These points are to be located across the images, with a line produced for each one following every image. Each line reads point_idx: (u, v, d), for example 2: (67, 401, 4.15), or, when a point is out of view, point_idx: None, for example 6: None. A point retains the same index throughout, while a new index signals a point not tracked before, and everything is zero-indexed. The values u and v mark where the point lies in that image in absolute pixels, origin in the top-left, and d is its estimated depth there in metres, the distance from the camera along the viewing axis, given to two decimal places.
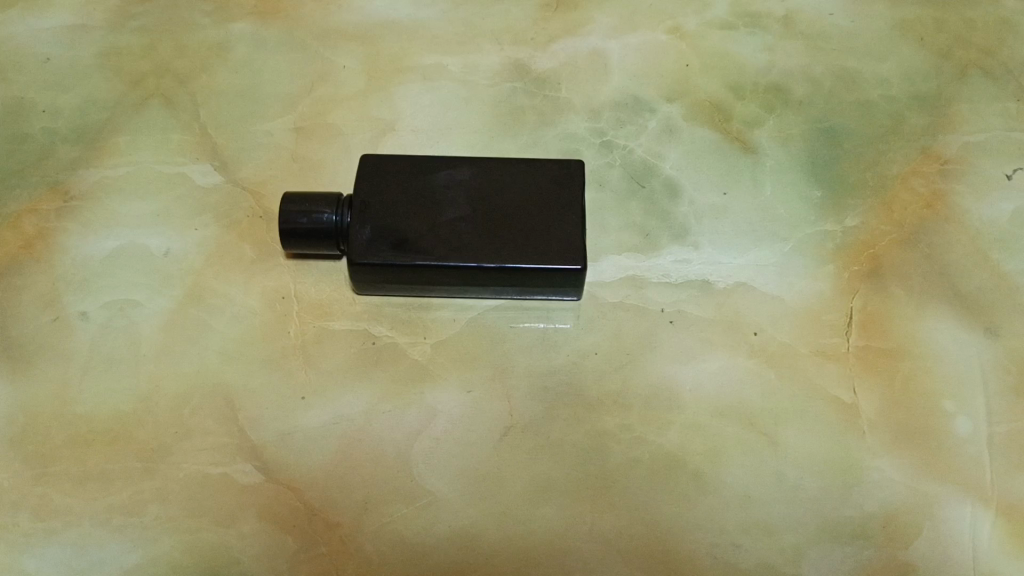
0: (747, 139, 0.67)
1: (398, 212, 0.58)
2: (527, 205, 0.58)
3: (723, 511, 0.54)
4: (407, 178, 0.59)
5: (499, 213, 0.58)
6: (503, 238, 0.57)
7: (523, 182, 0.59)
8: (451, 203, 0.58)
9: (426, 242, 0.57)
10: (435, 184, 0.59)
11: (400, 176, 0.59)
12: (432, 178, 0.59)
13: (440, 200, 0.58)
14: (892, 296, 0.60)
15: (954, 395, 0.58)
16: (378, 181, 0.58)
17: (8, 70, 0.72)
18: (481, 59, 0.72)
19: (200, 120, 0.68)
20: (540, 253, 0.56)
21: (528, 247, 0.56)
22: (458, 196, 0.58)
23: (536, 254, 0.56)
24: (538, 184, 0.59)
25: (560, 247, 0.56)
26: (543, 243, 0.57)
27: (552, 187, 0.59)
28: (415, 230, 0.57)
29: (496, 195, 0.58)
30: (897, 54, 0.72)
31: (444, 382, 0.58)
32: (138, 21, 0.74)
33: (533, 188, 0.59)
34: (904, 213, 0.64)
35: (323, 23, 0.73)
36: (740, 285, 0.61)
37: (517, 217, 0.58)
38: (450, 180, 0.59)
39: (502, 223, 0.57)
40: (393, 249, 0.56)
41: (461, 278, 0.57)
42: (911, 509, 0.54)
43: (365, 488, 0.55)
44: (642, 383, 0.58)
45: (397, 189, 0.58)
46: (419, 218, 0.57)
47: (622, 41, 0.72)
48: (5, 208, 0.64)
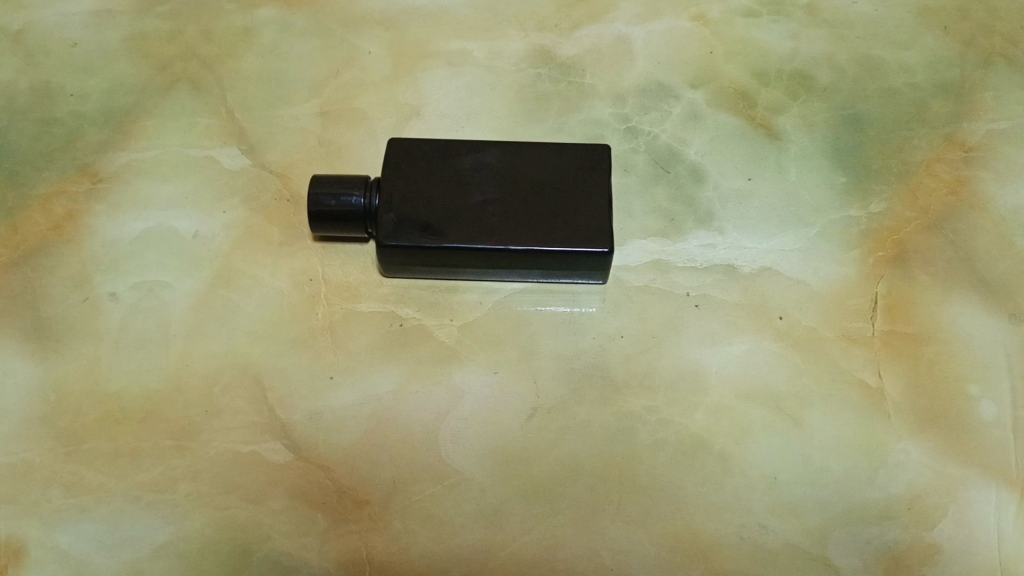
0: (771, 125, 0.68)
1: (427, 195, 0.58)
2: (554, 188, 0.58)
3: (749, 491, 0.54)
4: (435, 161, 0.59)
5: (527, 196, 0.58)
6: (531, 220, 0.57)
7: (551, 166, 0.59)
8: (479, 186, 0.58)
9: (454, 224, 0.57)
10: (462, 168, 0.59)
11: (428, 159, 0.59)
12: (460, 161, 0.59)
13: (469, 183, 0.58)
14: (916, 281, 0.61)
15: (978, 379, 0.58)
16: (407, 164, 0.59)
17: (36, 54, 0.72)
18: (505, 45, 0.72)
19: (227, 104, 0.69)
20: (568, 236, 0.56)
21: (556, 230, 0.57)
22: (486, 179, 0.59)
23: (564, 237, 0.56)
24: (565, 167, 0.59)
25: (588, 230, 0.57)
26: (571, 226, 0.57)
27: (580, 171, 0.59)
28: (443, 212, 0.57)
29: (523, 178, 0.59)
30: (921, 42, 0.72)
31: (471, 363, 0.58)
32: (165, 7, 0.74)
33: (561, 171, 0.59)
34: (928, 199, 0.64)
35: (348, 8, 0.74)
36: (764, 270, 0.61)
37: (545, 200, 0.58)
38: (478, 163, 0.59)
39: (530, 206, 0.58)
40: (421, 230, 0.57)
41: (489, 261, 0.58)
42: (936, 492, 0.55)
43: (394, 467, 0.55)
44: (667, 366, 0.58)
45: (425, 172, 0.59)
46: (447, 201, 0.58)
47: (646, 28, 0.73)
48: (34, 189, 0.65)
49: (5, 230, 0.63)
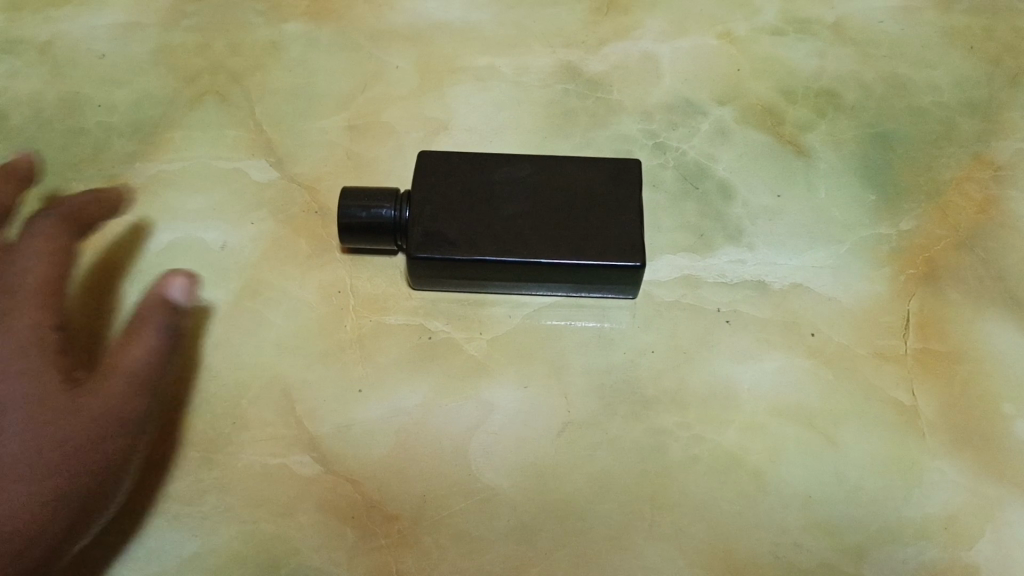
0: (799, 142, 0.68)
1: (458, 207, 0.58)
2: (585, 202, 0.58)
3: (784, 510, 0.54)
4: (466, 173, 0.59)
5: (559, 209, 0.58)
6: (564, 233, 0.57)
7: (582, 179, 0.59)
8: (509, 199, 0.58)
9: (486, 237, 0.57)
10: (493, 181, 0.59)
11: (459, 172, 0.59)
12: (491, 174, 0.59)
13: (499, 196, 0.58)
14: (948, 298, 0.60)
15: (1013, 398, 0.57)
16: (437, 176, 0.59)
17: (64, 65, 0.72)
18: (533, 60, 0.72)
19: (255, 117, 0.69)
20: (602, 249, 0.56)
21: (589, 243, 0.56)
22: (517, 192, 0.58)
23: (598, 251, 0.56)
24: (597, 181, 0.59)
25: (620, 244, 0.56)
26: (605, 240, 0.56)
27: (610, 184, 0.59)
28: (475, 225, 0.57)
29: (555, 191, 0.58)
30: (947, 61, 0.72)
31: (501, 378, 0.58)
32: (192, 20, 0.75)
33: (591, 184, 0.59)
34: (958, 217, 0.64)
35: (376, 23, 0.74)
36: (795, 286, 0.61)
37: (577, 214, 0.58)
38: (508, 176, 0.59)
39: (563, 219, 0.57)
40: (453, 243, 0.56)
41: (520, 275, 0.57)
42: (973, 512, 0.54)
43: (424, 481, 0.54)
44: (700, 382, 0.58)
45: (456, 185, 0.58)
46: (477, 215, 0.57)
47: (673, 45, 0.73)
48: (62, 200, 0.65)
49: None
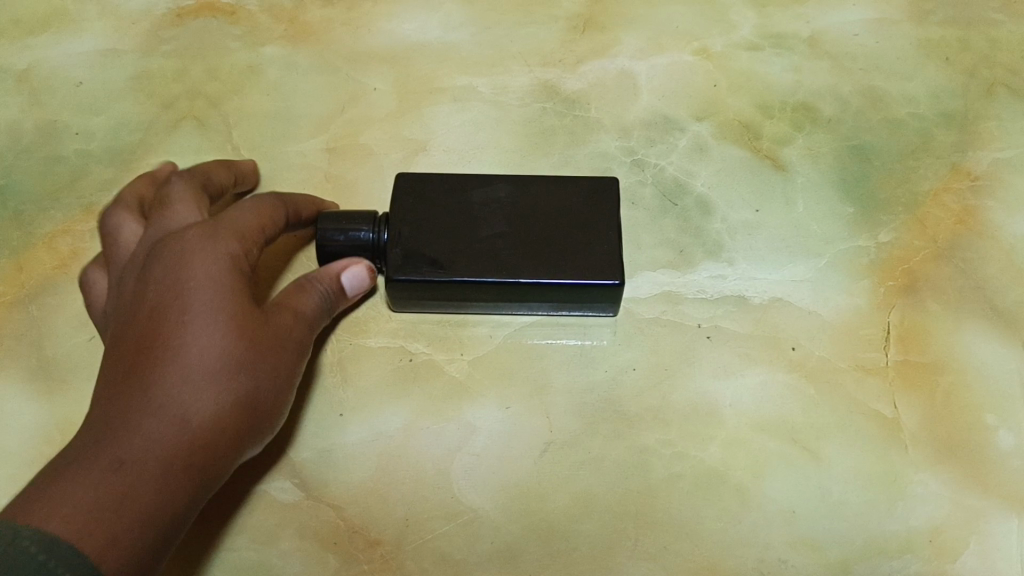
0: (777, 157, 0.68)
1: (436, 228, 0.58)
2: (565, 221, 0.58)
3: (768, 526, 0.54)
4: (445, 195, 0.59)
5: (537, 229, 0.58)
6: (542, 253, 0.57)
7: (561, 200, 0.59)
8: (489, 220, 0.58)
9: (464, 257, 0.57)
10: (472, 203, 0.59)
11: (437, 195, 0.59)
12: (469, 196, 0.59)
13: (479, 217, 0.58)
14: (928, 310, 0.61)
15: (995, 409, 0.57)
16: (415, 200, 0.59)
17: (41, 93, 0.72)
18: (511, 80, 0.72)
19: (233, 141, 0.69)
20: (580, 268, 0.56)
21: (569, 262, 0.56)
22: (496, 213, 0.58)
23: (575, 270, 0.56)
24: (576, 201, 0.59)
25: (600, 262, 0.56)
26: (583, 259, 0.56)
27: (590, 203, 0.59)
28: (453, 246, 0.57)
29: (533, 212, 0.58)
30: (923, 73, 0.73)
31: (483, 398, 0.58)
32: (170, 45, 0.75)
33: (571, 203, 0.59)
34: (937, 228, 0.64)
35: (353, 46, 0.74)
36: (776, 300, 0.61)
37: (555, 234, 0.57)
38: (487, 197, 0.59)
39: (540, 240, 0.57)
40: (432, 265, 0.56)
41: (500, 295, 0.57)
42: (958, 524, 0.54)
43: (406, 505, 0.54)
44: (681, 399, 0.58)
45: (435, 208, 0.58)
46: (457, 237, 0.57)
47: (649, 62, 0.73)
48: (40, 228, 0.65)
49: (10, 269, 0.63)
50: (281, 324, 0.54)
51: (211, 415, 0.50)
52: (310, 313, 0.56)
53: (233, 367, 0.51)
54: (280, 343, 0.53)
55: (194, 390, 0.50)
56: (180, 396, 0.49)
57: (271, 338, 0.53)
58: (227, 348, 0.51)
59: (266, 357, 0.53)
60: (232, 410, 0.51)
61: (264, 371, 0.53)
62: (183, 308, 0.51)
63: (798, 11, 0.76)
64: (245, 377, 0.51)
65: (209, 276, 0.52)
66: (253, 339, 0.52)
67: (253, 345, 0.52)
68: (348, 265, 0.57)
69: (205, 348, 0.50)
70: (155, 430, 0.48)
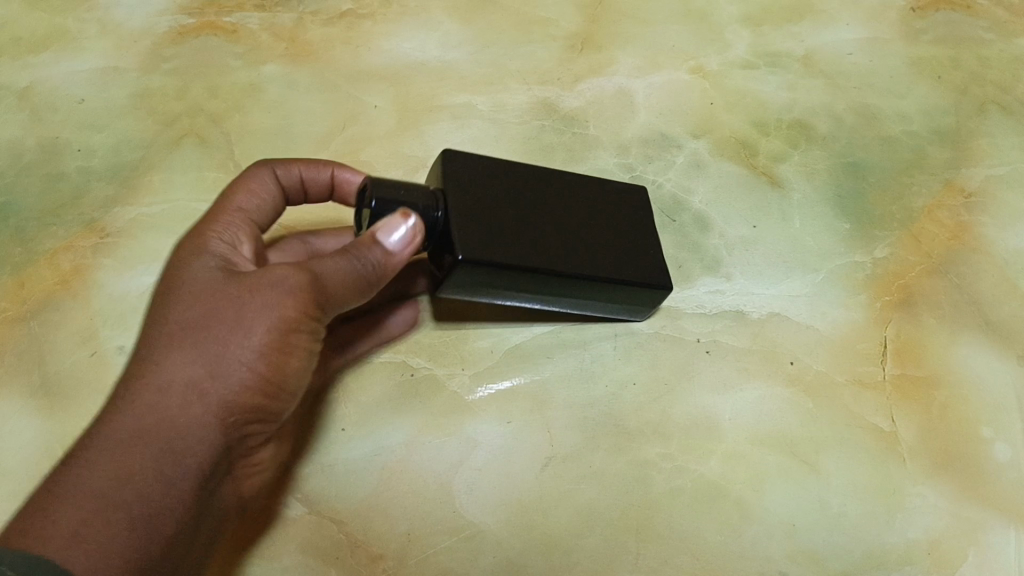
0: (773, 173, 0.69)
1: (494, 212, 0.53)
2: (611, 222, 0.57)
3: (768, 539, 0.54)
4: (499, 180, 0.54)
5: (587, 223, 0.56)
6: (598, 247, 0.55)
7: (601, 195, 0.58)
8: (546, 213, 0.55)
9: (528, 246, 0.52)
10: (528, 193, 0.55)
11: (494, 180, 0.54)
12: (523, 185, 0.55)
13: (538, 209, 0.55)
14: (924, 324, 0.61)
15: (991, 422, 0.58)
16: (476, 181, 0.53)
17: (42, 111, 0.73)
18: (509, 98, 0.73)
19: (234, 159, 0.70)
20: (637, 270, 0.56)
21: (627, 264, 0.56)
22: (552, 207, 0.55)
23: (632, 269, 0.56)
24: (613, 198, 0.59)
25: (652, 267, 0.56)
26: (636, 258, 0.56)
27: (623, 207, 0.59)
28: (515, 232, 0.52)
29: (577, 205, 0.57)
30: (915, 91, 0.74)
31: (483, 413, 0.58)
32: (171, 64, 0.75)
33: (610, 205, 0.58)
34: (931, 244, 0.65)
35: (353, 64, 0.75)
36: (773, 315, 0.62)
37: (603, 229, 0.56)
38: (538, 190, 0.56)
39: (592, 233, 0.56)
40: (501, 250, 0.51)
41: (551, 288, 0.54)
42: (956, 535, 0.54)
43: (408, 519, 0.54)
44: (681, 413, 0.58)
45: (495, 194, 0.54)
46: (524, 226, 0.53)
47: (646, 80, 0.74)
48: (41, 245, 0.65)
49: (11, 285, 0.64)
50: (290, 292, 0.47)
51: (200, 400, 0.45)
52: (341, 278, 0.49)
53: (200, 327, 0.46)
54: (281, 315, 0.46)
55: (181, 372, 0.45)
56: (153, 366, 0.46)
57: (281, 309, 0.46)
58: (216, 325, 0.46)
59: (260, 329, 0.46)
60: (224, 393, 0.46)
61: (270, 346, 0.47)
62: (177, 290, 0.49)
63: (791, 30, 0.77)
64: (233, 354, 0.46)
65: (208, 262, 0.50)
66: (247, 311, 0.47)
67: (246, 320, 0.46)
68: (377, 231, 0.49)
69: (177, 317, 0.47)
70: (126, 407, 0.45)
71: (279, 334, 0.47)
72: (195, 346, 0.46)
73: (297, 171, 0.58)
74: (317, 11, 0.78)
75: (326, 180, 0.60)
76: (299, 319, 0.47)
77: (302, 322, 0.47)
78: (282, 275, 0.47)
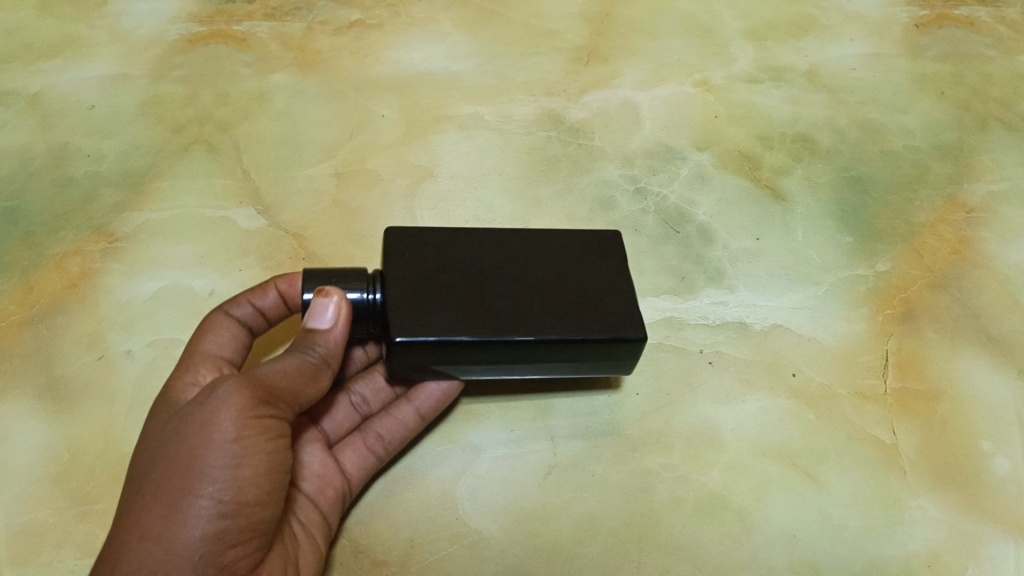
0: (776, 186, 0.69)
1: (437, 286, 0.51)
2: (572, 277, 0.53)
3: (770, 549, 0.54)
4: (443, 253, 0.53)
5: (548, 284, 0.52)
6: (557, 308, 0.51)
7: (569, 252, 0.55)
8: (494, 280, 0.52)
9: (470, 317, 0.50)
10: (473, 261, 0.53)
11: (435, 254, 0.53)
12: (470, 254, 0.53)
13: (484, 276, 0.52)
14: (925, 337, 0.62)
15: (991, 435, 0.58)
16: (412, 258, 0.52)
17: (52, 116, 0.73)
18: (515, 109, 0.74)
19: (243, 166, 0.70)
20: (605, 325, 0.51)
21: (589, 320, 0.51)
22: (503, 272, 0.53)
23: (600, 327, 0.51)
24: (585, 253, 0.55)
25: (621, 318, 0.51)
26: (604, 314, 0.51)
27: (596, 258, 0.54)
28: (456, 303, 0.50)
29: (540, 267, 0.53)
30: (918, 107, 0.74)
31: (487, 422, 0.59)
32: (181, 71, 0.76)
33: (577, 261, 0.54)
34: (933, 258, 0.65)
35: (361, 73, 0.76)
36: (776, 327, 0.62)
37: (569, 287, 0.53)
38: (489, 257, 0.53)
39: (553, 294, 0.52)
40: (433, 325, 0.49)
41: (505, 360, 0.51)
42: (957, 547, 0.54)
43: (411, 527, 0.54)
44: (684, 424, 0.58)
45: (434, 268, 0.52)
46: (465, 297, 0.51)
47: (651, 93, 0.75)
48: (50, 249, 0.66)
49: (19, 288, 0.64)
50: (233, 405, 0.44)
51: (154, 540, 0.42)
52: (284, 375, 0.47)
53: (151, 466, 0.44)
54: (234, 430, 0.44)
55: (152, 541, 0.42)
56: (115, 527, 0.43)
57: (231, 423, 0.44)
58: (164, 466, 0.44)
59: (218, 453, 0.43)
60: (204, 534, 0.42)
61: (220, 462, 0.43)
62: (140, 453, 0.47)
63: (795, 45, 0.78)
64: (200, 495, 0.43)
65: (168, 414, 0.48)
66: (197, 447, 0.43)
67: (199, 456, 0.43)
68: (306, 320, 0.49)
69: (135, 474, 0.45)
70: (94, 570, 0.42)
71: (240, 450, 0.44)
72: (159, 508, 0.42)
73: (248, 304, 0.54)
74: (327, 21, 0.80)
75: (276, 301, 0.55)
76: (253, 427, 0.45)
77: (258, 429, 0.45)
78: (218, 395, 0.45)
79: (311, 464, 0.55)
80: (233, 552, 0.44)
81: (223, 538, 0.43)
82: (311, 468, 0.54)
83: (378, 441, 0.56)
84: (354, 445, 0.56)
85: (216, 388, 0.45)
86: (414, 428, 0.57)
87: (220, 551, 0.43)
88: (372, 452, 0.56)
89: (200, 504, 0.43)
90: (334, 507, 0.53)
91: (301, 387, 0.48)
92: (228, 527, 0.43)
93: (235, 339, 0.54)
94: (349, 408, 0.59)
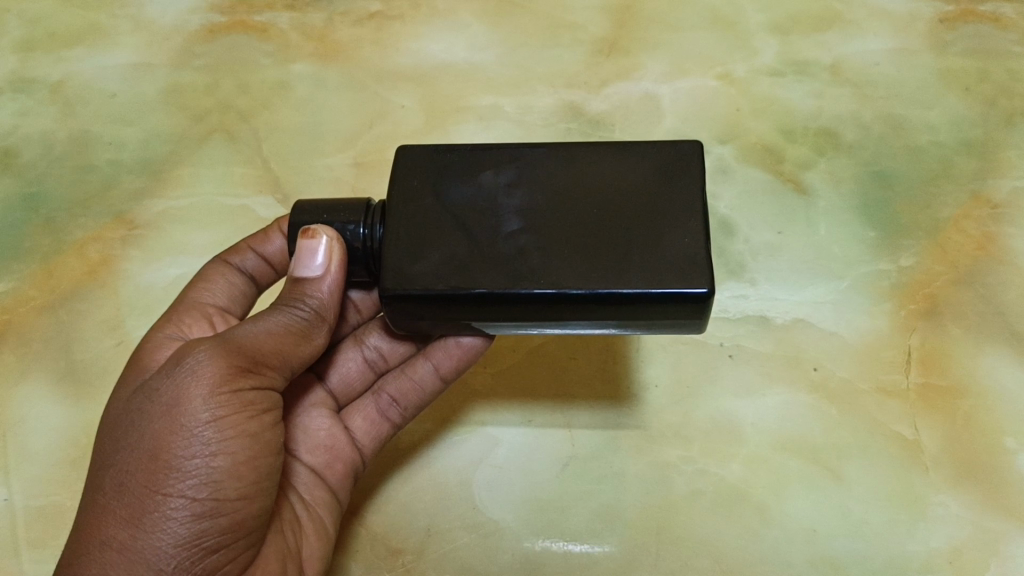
0: (799, 180, 0.69)
1: (449, 226, 0.44)
2: (622, 206, 0.44)
3: (789, 544, 0.54)
4: (463, 179, 0.46)
5: (587, 217, 0.43)
6: (594, 247, 0.43)
7: (624, 176, 0.45)
8: (521, 210, 0.44)
9: (483, 265, 0.43)
10: (497, 187, 0.45)
11: (451, 181, 0.46)
12: (496, 177, 0.46)
13: (507, 206, 0.44)
14: (949, 334, 0.61)
15: (1015, 432, 0.57)
16: (422, 188, 0.46)
17: (76, 105, 0.74)
18: (536, 101, 0.73)
19: (262, 154, 0.70)
20: (648, 272, 0.42)
21: (631, 267, 0.42)
22: (533, 198, 0.45)
23: (641, 274, 0.42)
24: (644, 177, 0.44)
25: (673, 266, 0.42)
26: (650, 258, 0.42)
27: (659, 179, 0.44)
28: (465, 244, 0.44)
29: (582, 193, 0.44)
30: (944, 101, 0.73)
31: (506, 409, 0.59)
32: (201, 60, 0.76)
33: (634, 183, 0.44)
34: (958, 254, 0.64)
35: (380, 64, 0.75)
36: (797, 321, 0.62)
37: (614, 223, 0.43)
38: (520, 178, 0.45)
39: (593, 229, 0.43)
40: (427, 278, 0.43)
41: (528, 318, 0.44)
42: (980, 545, 0.53)
43: (428, 516, 0.55)
44: (702, 416, 0.58)
45: (443, 200, 0.45)
46: (476, 236, 0.44)
47: (673, 85, 0.74)
48: (71, 235, 0.67)
49: (40, 275, 0.65)
50: (205, 380, 0.42)
51: (119, 552, 0.39)
52: (267, 336, 0.44)
53: (113, 458, 0.41)
54: (206, 411, 0.41)
55: (116, 551, 0.39)
56: (77, 527, 0.41)
57: (202, 403, 0.41)
58: (127, 460, 0.41)
59: (189, 442, 0.41)
60: (179, 540, 0.40)
61: (193, 455, 0.41)
62: (102, 433, 0.44)
63: (819, 39, 0.77)
64: (172, 494, 0.40)
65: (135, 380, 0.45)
66: (163, 436, 0.41)
67: (167, 447, 0.41)
68: (294, 268, 0.45)
69: (98, 460, 0.42)
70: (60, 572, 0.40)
71: (215, 435, 0.41)
72: (123, 511, 0.40)
73: (252, 252, 0.53)
74: (346, 11, 0.79)
75: (281, 248, 0.54)
76: (229, 405, 0.42)
77: (234, 406, 0.42)
78: (187, 365, 0.42)
79: (317, 432, 0.54)
80: (215, 553, 0.42)
81: (200, 543, 0.41)
82: (315, 439, 0.54)
83: (390, 406, 0.56)
84: (365, 411, 0.56)
85: (185, 356, 0.42)
86: (430, 386, 0.55)
87: (198, 555, 0.41)
88: (385, 418, 0.56)
89: (173, 506, 0.40)
90: (342, 482, 0.53)
91: (289, 347, 0.45)
92: (207, 528, 0.41)
93: (231, 289, 0.52)
94: (361, 364, 0.57)
